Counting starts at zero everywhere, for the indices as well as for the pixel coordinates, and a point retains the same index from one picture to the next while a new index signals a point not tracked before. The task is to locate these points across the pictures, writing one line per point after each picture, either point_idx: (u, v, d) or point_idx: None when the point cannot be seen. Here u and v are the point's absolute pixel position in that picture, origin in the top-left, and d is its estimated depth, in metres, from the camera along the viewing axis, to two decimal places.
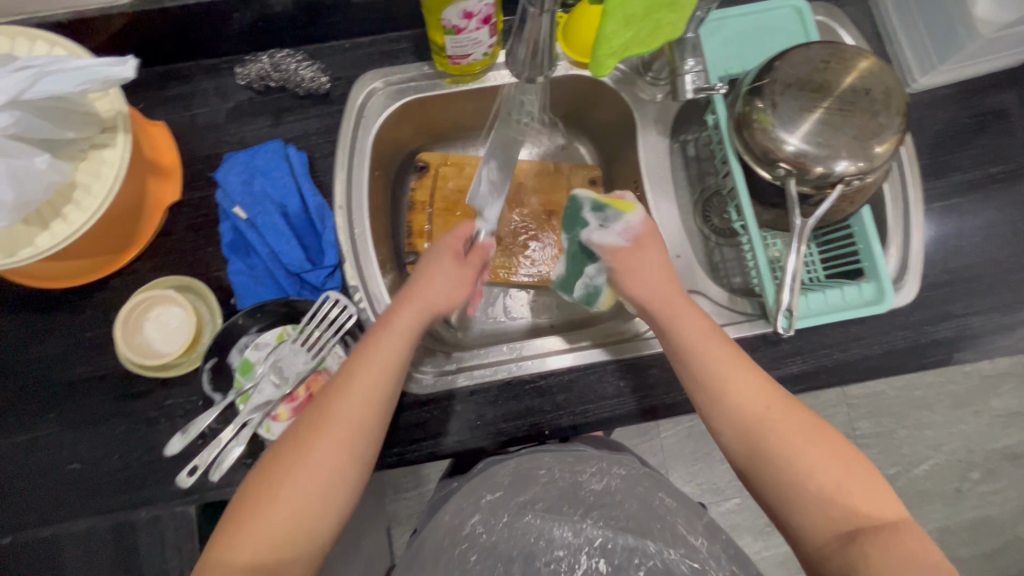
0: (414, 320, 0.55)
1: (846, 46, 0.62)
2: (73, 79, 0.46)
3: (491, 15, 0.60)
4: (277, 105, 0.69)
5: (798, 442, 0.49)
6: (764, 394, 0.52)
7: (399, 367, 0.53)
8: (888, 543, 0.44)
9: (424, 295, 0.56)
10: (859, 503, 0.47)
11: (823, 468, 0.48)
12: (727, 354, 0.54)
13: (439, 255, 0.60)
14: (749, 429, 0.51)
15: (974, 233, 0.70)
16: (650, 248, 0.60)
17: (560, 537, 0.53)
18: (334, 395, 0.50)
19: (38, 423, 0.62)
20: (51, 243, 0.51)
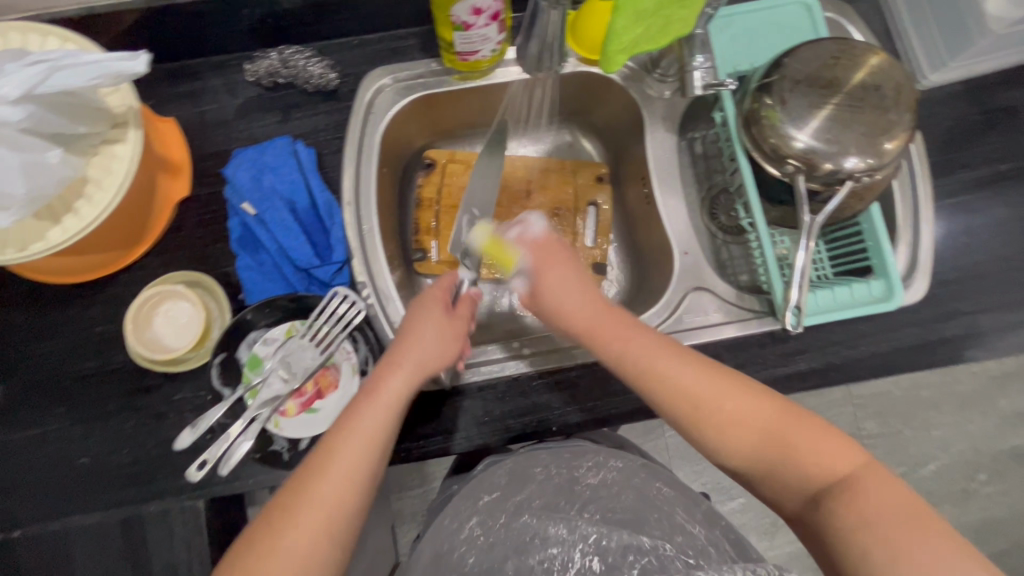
0: (404, 386, 0.52)
1: (856, 42, 0.62)
2: (86, 74, 0.46)
3: (500, 12, 0.60)
4: (286, 101, 0.69)
5: (741, 425, 0.50)
6: (697, 380, 0.52)
7: (383, 441, 0.50)
8: (852, 499, 0.45)
9: (411, 355, 0.53)
10: (816, 463, 0.48)
11: (774, 443, 0.49)
12: (657, 352, 0.53)
13: (427, 311, 0.57)
14: (697, 428, 0.52)
15: (984, 231, 0.69)
16: (554, 275, 0.59)
17: (555, 534, 0.58)
18: (311, 473, 0.47)
19: (47, 417, 0.63)
20: (62, 237, 0.51)
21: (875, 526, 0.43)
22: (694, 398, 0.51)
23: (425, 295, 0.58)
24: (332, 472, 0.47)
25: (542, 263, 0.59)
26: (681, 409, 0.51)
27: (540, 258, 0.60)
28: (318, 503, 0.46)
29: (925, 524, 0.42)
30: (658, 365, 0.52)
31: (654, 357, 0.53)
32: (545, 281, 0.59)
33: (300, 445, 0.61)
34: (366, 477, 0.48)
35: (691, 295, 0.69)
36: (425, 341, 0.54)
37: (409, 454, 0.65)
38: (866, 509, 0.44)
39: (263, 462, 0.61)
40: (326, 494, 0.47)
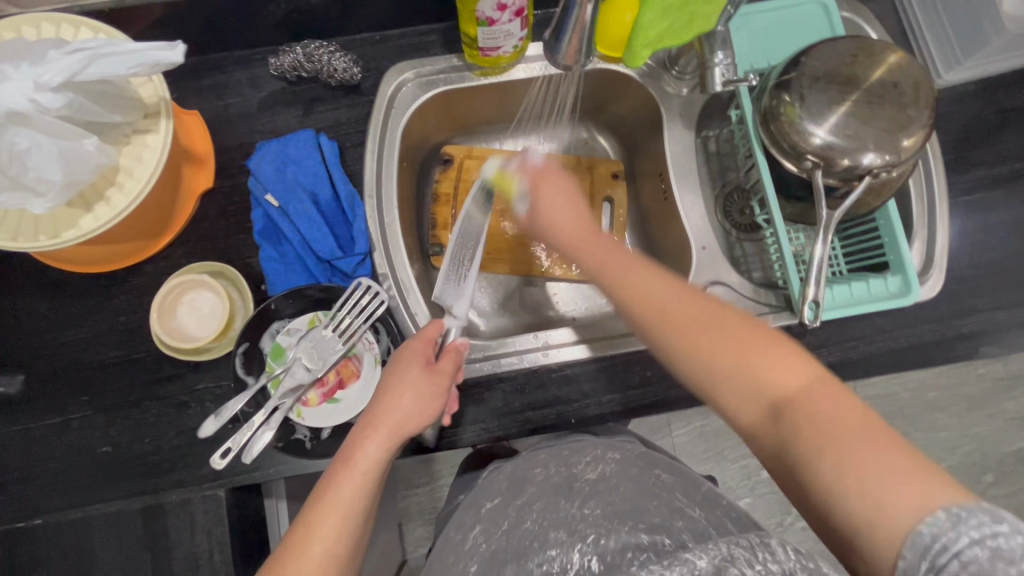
0: (381, 450, 0.50)
1: (874, 39, 0.63)
2: (126, 62, 0.47)
3: (524, 8, 0.61)
4: (309, 95, 0.70)
5: (704, 339, 0.47)
6: (663, 294, 0.50)
7: (360, 509, 0.47)
8: (814, 409, 0.42)
9: (391, 417, 0.51)
10: (778, 374, 0.45)
11: (737, 353, 0.46)
12: (628, 267, 0.51)
13: (406, 365, 0.54)
14: (659, 342, 0.49)
15: (1000, 229, 0.70)
16: (541, 175, 0.56)
17: (554, 538, 0.54)
18: (291, 555, 0.45)
19: (70, 405, 0.63)
20: (94, 225, 0.52)
21: (834, 441, 0.40)
22: (659, 315, 0.49)
23: (405, 354, 0.55)
24: (312, 550, 0.45)
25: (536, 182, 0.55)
26: (647, 320, 0.49)
27: (535, 172, 0.56)
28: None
29: (880, 437, 0.40)
30: (625, 284, 0.51)
31: (621, 275, 0.51)
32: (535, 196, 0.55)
33: (321, 434, 0.62)
34: (349, 547, 0.46)
35: (706, 289, 0.70)
36: (399, 403, 0.51)
37: (426, 445, 0.65)
38: (823, 421, 0.41)
39: (285, 451, 0.61)
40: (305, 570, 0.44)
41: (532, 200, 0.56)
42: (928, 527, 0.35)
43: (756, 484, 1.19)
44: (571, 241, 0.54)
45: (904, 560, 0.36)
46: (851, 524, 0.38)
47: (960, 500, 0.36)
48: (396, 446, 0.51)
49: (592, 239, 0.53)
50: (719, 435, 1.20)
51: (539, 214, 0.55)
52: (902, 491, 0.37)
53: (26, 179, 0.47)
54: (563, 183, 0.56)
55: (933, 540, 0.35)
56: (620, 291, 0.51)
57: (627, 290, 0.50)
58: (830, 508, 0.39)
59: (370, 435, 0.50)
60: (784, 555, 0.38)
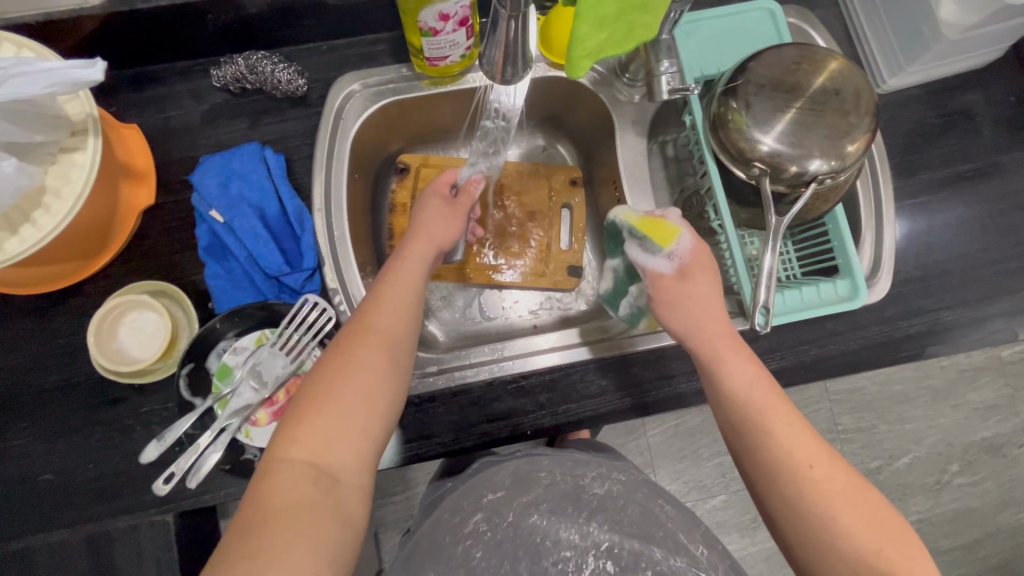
0: (427, 250, 0.59)
1: (818, 47, 0.63)
2: (42, 81, 0.45)
3: (468, 17, 0.60)
4: (253, 107, 0.68)
5: (838, 501, 0.47)
6: (811, 443, 0.50)
7: (419, 287, 0.56)
8: None
9: (432, 229, 0.61)
10: (903, 566, 0.45)
11: (869, 527, 0.47)
12: (772, 398, 0.52)
13: (429, 200, 0.63)
14: (789, 481, 0.48)
15: (945, 230, 0.71)
16: (700, 275, 0.58)
17: (567, 539, 0.51)
18: (365, 312, 0.53)
19: (9, 433, 0.61)
20: (20, 248, 0.50)
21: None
22: (799, 466, 0.48)
23: (426, 193, 0.64)
24: (382, 312, 0.53)
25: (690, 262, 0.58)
26: (788, 447, 0.49)
27: (695, 254, 0.59)
28: (379, 332, 0.51)
29: None
30: (773, 420, 0.51)
31: (771, 408, 0.51)
32: (684, 282, 0.58)
33: None
34: (412, 311, 0.55)
35: None
36: (438, 213, 0.62)
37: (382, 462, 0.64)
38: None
39: (233, 473, 0.60)
40: (385, 320, 0.52)
41: (683, 262, 0.58)
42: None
43: (731, 481, 1.20)
44: (715, 342, 0.55)
45: None
46: None
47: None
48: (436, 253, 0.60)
49: (728, 340, 0.55)
50: (692, 435, 1.21)
51: (692, 310, 0.57)
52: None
53: None
54: (718, 292, 0.58)
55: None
56: (758, 413, 0.51)
57: (771, 425, 0.50)
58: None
59: (414, 241, 0.59)
60: None
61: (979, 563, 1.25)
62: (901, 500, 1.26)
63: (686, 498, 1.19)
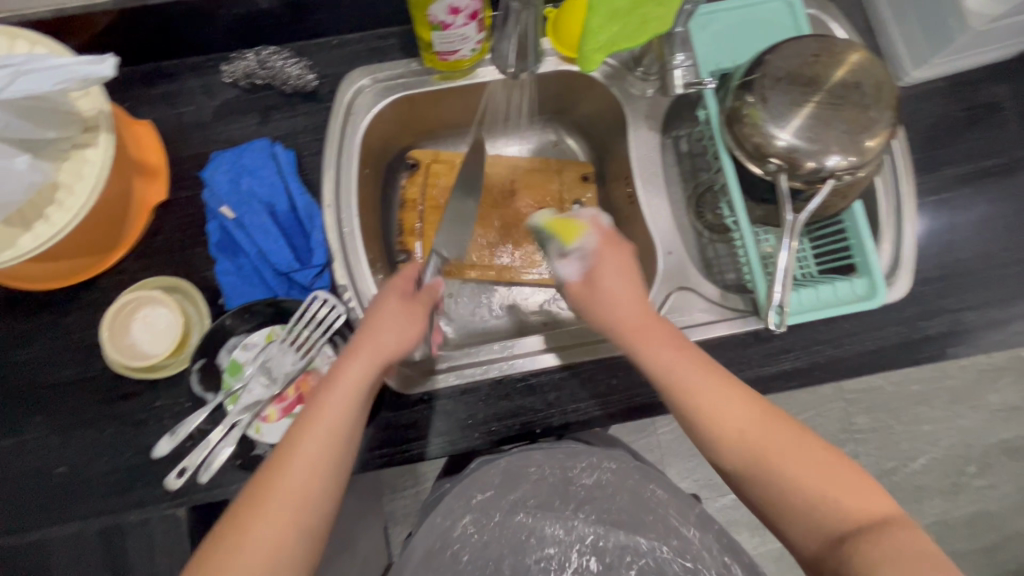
0: (364, 374, 0.50)
1: (838, 38, 0.61)
2: (51, 78, 0.45)
3: (479, 11, 0.59)
4: (264, 103, 0.68)
5: (775, 454, 0.47)
6: (738, 402, 0.49)
7: (348, 430, 0.48)
8: (888, 537, 0.42)
9: (374, 343, 0.51)
10: (855, 503, 0.45)
11: (811, 468, 0.46)
12: (695, 365, 0.51)
13: (385, 298, 0.55)
14: (727, 447, 0.49)
15: (968, 228, 0.70)
16: (606, 276, 0.55)
17: (552, 534, 0.58)
18: (278, 463, 0.46)
19: (25, 425, 0.62)
20: (34, 244, 0.50)
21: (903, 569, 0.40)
22: (726, 428, 0.49)
23: (385, 288, 0.56)
24: (293, 466, 0.45)
25: (597, 258, 0.56)
26: (717, 420, 0.49)
27: (605, 246, 0.56)
28: (285, 495, 0.44)
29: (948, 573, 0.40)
30: (696, 388, 0.50)
31: (703, 391, 0.49)
32: (595, 282, 0.55)
33: None
34: (338, 457, 0.47)
35: (675, 294, 0.69)
36: (385, 327, 0.52)
37: (389, 459, 0.64)
38: (897, 553, 0.41)
39: (245, 469, 0.60)
40: (297, 475, 0.45)
41: (591, 262, 0.56)
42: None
43: None
44: (641, 333, 0.53)
45: None
46: None
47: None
48: (379, 373, 0.51)
49: (647, 329, 0.53)
50: None
51: (610, 312, 0.54)
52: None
53: None
54: (634, 275, 0.56)
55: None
56: (688, 395, 0.49)
57: (697, 400, 0.49)
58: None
59: (355, 356, 0.50)
60: None
61: (996, 567, 1.23)
62: (916, 502, 1.23)
63: (697, 497, 1.18)
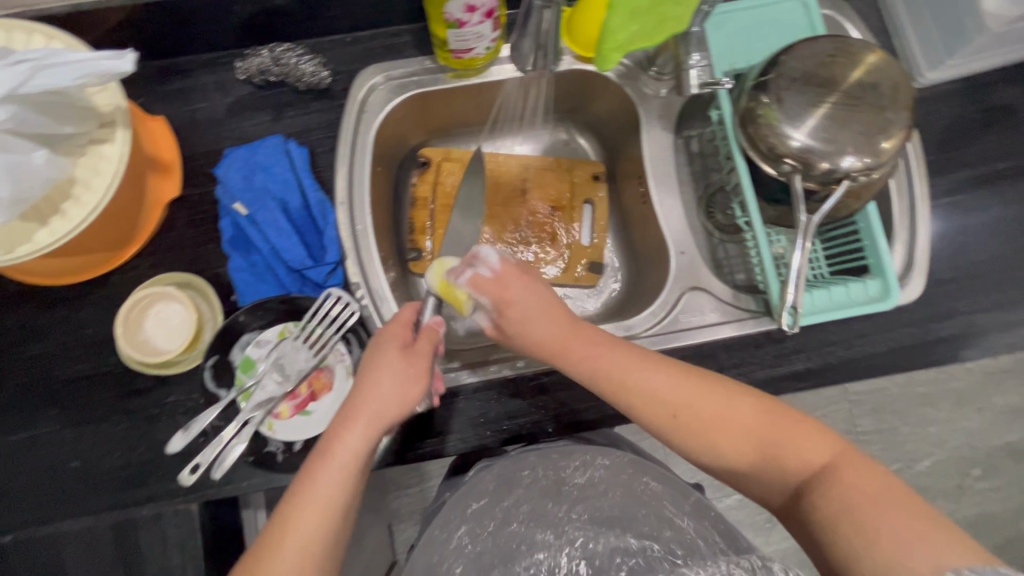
0: (362, 441, 0.49)
1: (854, 39, 0.61)
2: (72, 73, 0.45)
3: (494, 9, 0.59)
4: (277, 99, 0.68)
5: (719, 429, 0.51)
6: (672, 387, 0.52)
7: (345, 498, 0.47)
8: (834, 480, 0.47)
9: (370, 406, 0.49)
10: (799, 451, 0.50)
11: (755, 431, 0.51)
12: (624, 361, 0.52)
13: (383, 348, 0.53)
14: (674, 432, 0.52)
15: (981, 230, 0.69)
16: (512, 318, 0.54)
17: (542, 540, 0.56)
18: (278, 530, 0.46)
19: (38, 420, 0.62)
20: (50, 239, 0.50)
21: (857, 510, 0.44)
22: (667, 417, 0.51)
23: (382, 337, 0.53)
24: (288, 546, 0.45)
25: (496, 303, 0.54)
26: (657, 413, 0.51)
27: (496, 293, 0.54)
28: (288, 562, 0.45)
29: (896, 503, 0.44)
30: (634, 386, 0.52)
31: (645, 391, 0.51)
32: (506, 324, 0.54)
33: (294, 447, 0.61)
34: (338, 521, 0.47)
35: (686, 295, 0.69)
36: (379, 392, 0.50)
37: (401, 456, 0.64)
38: (847, 496, 0.45)
39: (257, 466, 0.60)
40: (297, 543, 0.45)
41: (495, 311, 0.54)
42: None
43: None
44: (568, 349, 0.53)
45: None
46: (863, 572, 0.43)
47: (973, 562, 0.40)
48: (378, 438, 0.50)
49: (574, 340, 0.53)
50: None
51: (529, 338, 0.54)
52: (924, 552, 0.41)
53: None
54: (539, 289, 0.55)
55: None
56: (633, 396, 0.52)
57: (638, 399, 0.52)
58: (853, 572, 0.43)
59: (353, 421, 0.49)
60: None
61: None
62: None
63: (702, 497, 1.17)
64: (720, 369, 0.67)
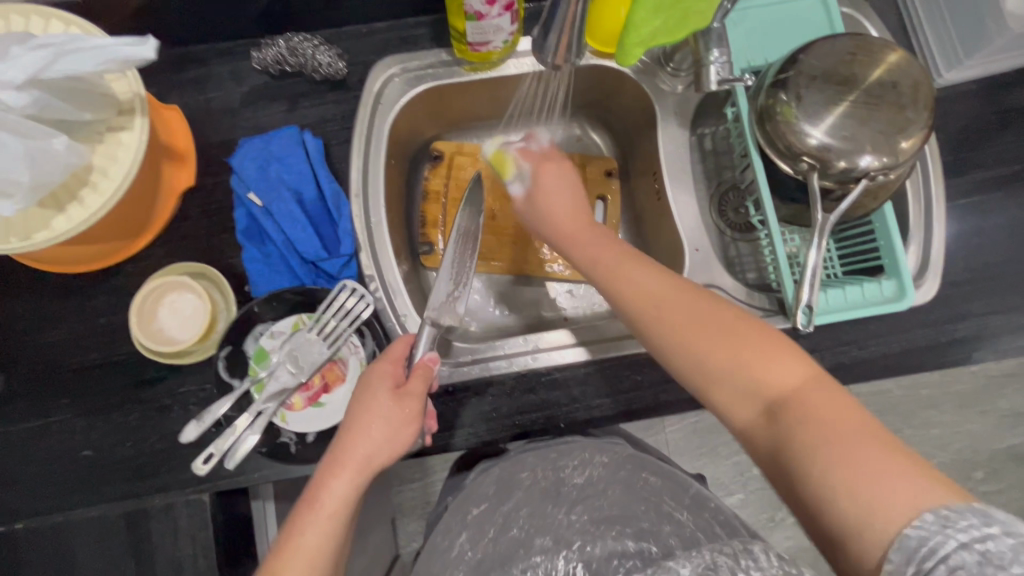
0: (350, 490, 0.47)
1: (874, 37, 0.61)
2: (92, 59, 0.45)
3: (514, 2, 0.58)
4: (293, 90, 0.68)
5: (699, 332, 0.47)
6: (659, 284, 0.50)
7: (332, 551, 0.46)
8: (811, 405, 0.42)
9: (358, 455, 0.48)
10: (775, 367, 0.45)
11: (733, 345, 0.46)
12: (619, 258, 0.53)
13: (374, 388, 0.51)
14: (654, 328, 0.49)
15: (996, 232, 0.69)
16: (546, 180, 0.58)
17: (540, 544, 0.56)
18: None
19: (50, 408, 0.62)
20: (67, 226, 0.50)
21: (827, 439, 0.40)
22: (649, 300, 0.49)
23: (371, 377, 0.52)
24: None
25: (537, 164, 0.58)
26: (640, 308, 0.50)
27: (537, 164, 0.58)
28: None
29: (878, 441, 0.39)
30: (622, 273, 0.51)
31: (639, 283, 0.50)
32: (538, 181, 0.58)
33: (306, 438, 0.61)
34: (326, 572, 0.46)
35: None
36: (365, 434, 0.49)
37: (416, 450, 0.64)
38: (818, 419, 0.41)
39: (270, 456, 0.61)
40: None
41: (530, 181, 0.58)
42: (916, 529, 0.35)
43: (749, 480, 1.18)
44: (575, 236, 0.56)
45: (891, 563, 0.35)
46: (830, 500, 0.38)
47: (949, 501, 0.36)
48: (366, 481, 0.49)
49: (579, 228, 0.56)
50: (712, 432, 1.19)
51: (552, 210, 0.57)
52: (892, 488, 0.37)
53: None
54: (575, 183, 0.58)
55: (918, 543, 0.34)
56: (624, 286, 0.51)
57: (627, 286, 0.51)
58: (815, 499, 0.39)
59: (339, 471, 0.48)
60: (767, 561, 0.38)
61: None
62: None
63: None
64: None
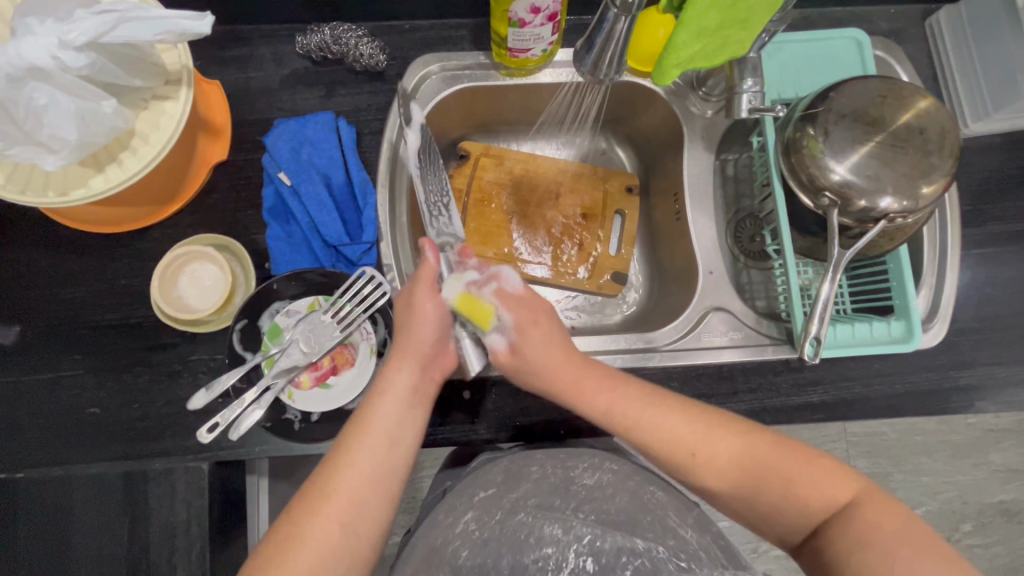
0: (410, 373, 0.54)
1: (904, 83, 0.62)
2: (150, 29, 0.46)
3: (557, 13, 0.60)
4: (331, 77, 0.70)
5: (727, 464, 0.53)
6: (688, 431, 0.54)
7: (397, 427, 0.52)
8: (860, 524, 0.48)
9: (412, 344, 0.55)
10: (818, 491, 0.51)
11: (767, 473, 0.52)
12: (636, 405, 0.55)
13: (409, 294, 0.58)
14: (688, 469, 0.54)
15: (1008, 285, 0.70)
16: (531, 332, 0.58)
17: (551, 534, 0.54)
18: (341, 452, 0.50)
19: (62, 362, 0.63)
20: (103, 187, 0.51)
21: (878, 547, 0.47)
22: (678, 449, 0.53)
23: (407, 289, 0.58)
24: (348, 464, 0.49)
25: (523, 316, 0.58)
26: (671, 454, 0.54)
27: (522, 313, 0.58)
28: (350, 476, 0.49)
29: (922, 543, 0.46)
30: (640, 423, 0.54)
31: (655, 423, 0.54)
32: (523, 334, 0.58)
33: (311, 417, 0.62)
34: (395, 445, 0.51)
35: (708, 314, 0.69)
36: (415, 327, 0.56)
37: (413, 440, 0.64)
38: (867, 537, 0.47)
39: (273, 431, 0.61)
40: (366, 459, 0.50)
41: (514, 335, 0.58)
42: None
43: None
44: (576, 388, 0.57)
45: None
46: None
47: None
48: (420, 370, 0.55)
49: (582, 379, 0.57)
50: None
51: (541, 360, 0.57)
52: None
53: (40, 135, 0.47)
54: (557, 330, 0.59)
55: None
56: (641, 431, 0.54)
57: (643, 429, 0.54)
58: None
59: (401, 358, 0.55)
60: None
61: None
62: None
63: None
64: (734, 391, 0.67)
